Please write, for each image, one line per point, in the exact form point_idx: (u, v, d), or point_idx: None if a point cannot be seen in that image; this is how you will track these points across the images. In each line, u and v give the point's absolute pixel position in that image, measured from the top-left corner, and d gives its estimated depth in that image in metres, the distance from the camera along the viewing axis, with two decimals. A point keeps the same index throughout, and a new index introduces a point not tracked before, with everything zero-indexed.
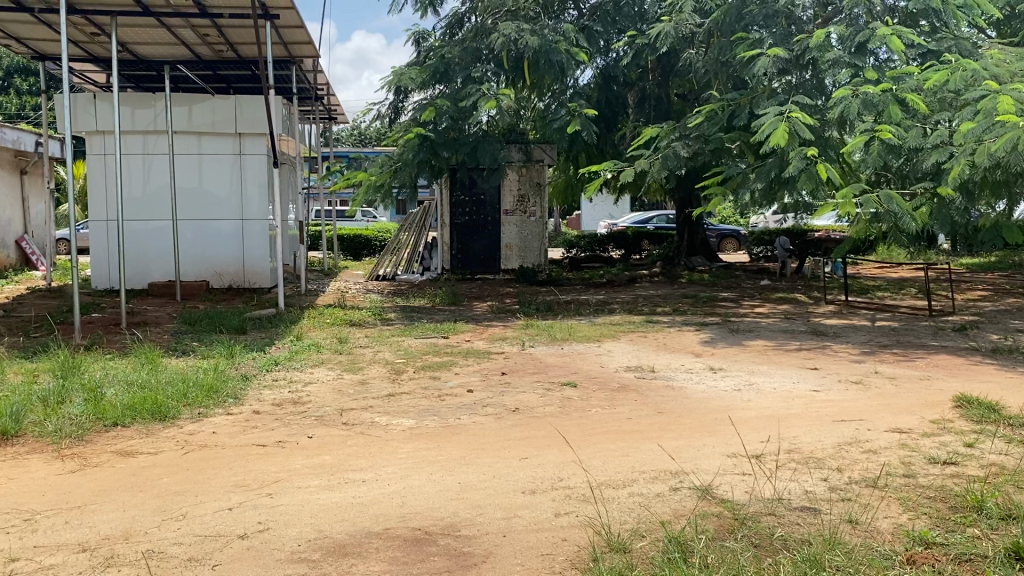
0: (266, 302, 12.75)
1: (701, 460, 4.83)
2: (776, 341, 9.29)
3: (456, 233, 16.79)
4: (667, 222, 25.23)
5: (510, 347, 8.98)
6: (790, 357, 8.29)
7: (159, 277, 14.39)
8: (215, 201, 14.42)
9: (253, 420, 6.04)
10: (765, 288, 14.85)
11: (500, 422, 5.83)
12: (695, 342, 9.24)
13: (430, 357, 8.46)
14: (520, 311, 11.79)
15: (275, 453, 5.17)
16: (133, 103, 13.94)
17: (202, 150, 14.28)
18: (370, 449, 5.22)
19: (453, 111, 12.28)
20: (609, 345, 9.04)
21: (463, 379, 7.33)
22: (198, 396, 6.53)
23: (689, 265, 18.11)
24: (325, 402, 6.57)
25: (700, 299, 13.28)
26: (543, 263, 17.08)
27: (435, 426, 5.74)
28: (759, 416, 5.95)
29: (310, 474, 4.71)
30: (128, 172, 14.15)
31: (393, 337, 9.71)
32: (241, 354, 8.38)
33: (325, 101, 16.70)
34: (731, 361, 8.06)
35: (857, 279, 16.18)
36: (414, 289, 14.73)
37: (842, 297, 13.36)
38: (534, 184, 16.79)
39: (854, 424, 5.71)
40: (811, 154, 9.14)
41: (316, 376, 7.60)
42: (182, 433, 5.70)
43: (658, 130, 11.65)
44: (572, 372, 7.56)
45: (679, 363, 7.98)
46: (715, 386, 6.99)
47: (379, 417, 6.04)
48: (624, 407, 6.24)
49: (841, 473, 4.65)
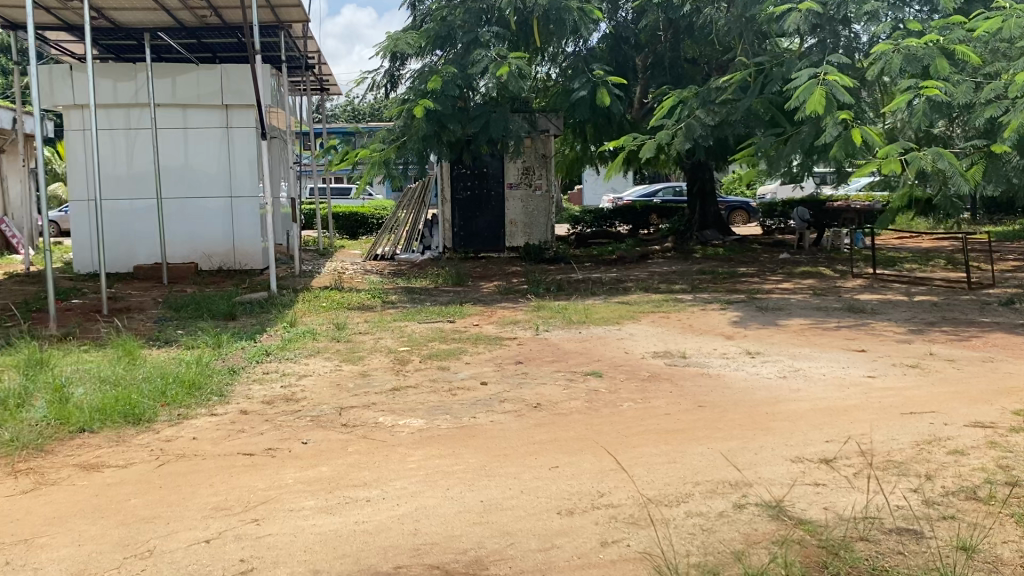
0: (257, 285, 11.98)
1: (764, 468, 4.12)
2: (811, 320, 8.57)
3: (457, 209, 16.05)
4: (673, 195, 24.43)
5: (523, 331, 8.23)
6: (831, 338, 7.56)
7: (144, 261, 13.63)
8: (203, 179, 13.62)
9: (241, 422, 5.31)
10: (784, 262, 14.10)
11: (521, 422, 5.09)
12: (724, 323, 8.49)
13: (437, 345, 7.71)
14: (530, 291, 11.04)
15: (263, 465, 4.44)
16: (112, 75, 13.11)
17: (189, 125, 13.48)
18: (373, 458, 4.47)
19: (458, 78, 11.55)
20: (630, 328, 8.29)
21: (476, 370, 6.58)
22: (178, 395, 5.79)
23: (701, 239, 17.37)
24: (322, 399, 5.82)
25: (720, 276, 12.51)
26: (550, 240, 16.21)
27: (449, 428, 4.99)
28: (816, 410, 5.23)
29: (304, 491, 3.99)
30: (109, 149, 13.36)
31: (395, 322, 8.96)
32: (230, 343, 7.65)
33: (317, 71, 15.80)
34: (768, 344, 7.32)
35: (879, 250, 15.41)
36: (414, 269, 13.95)
37: (870, 270, 12.60)
38: (539, 156, 16.04)
39: (927, 418, 4.99)
40: (846, 118, 8.39)
41: (312, 367, 6.87)
42: (157, 440, 4.96)
43: (680, 99, 10.90)
44: (595, 359, 6.83)
45: (711, 347, 7.22)
46: (757, 373, 6.27)
47: (384, 416, 5.30)
48: (661, 401, 5.51)
49: (933, 481, 3.94)
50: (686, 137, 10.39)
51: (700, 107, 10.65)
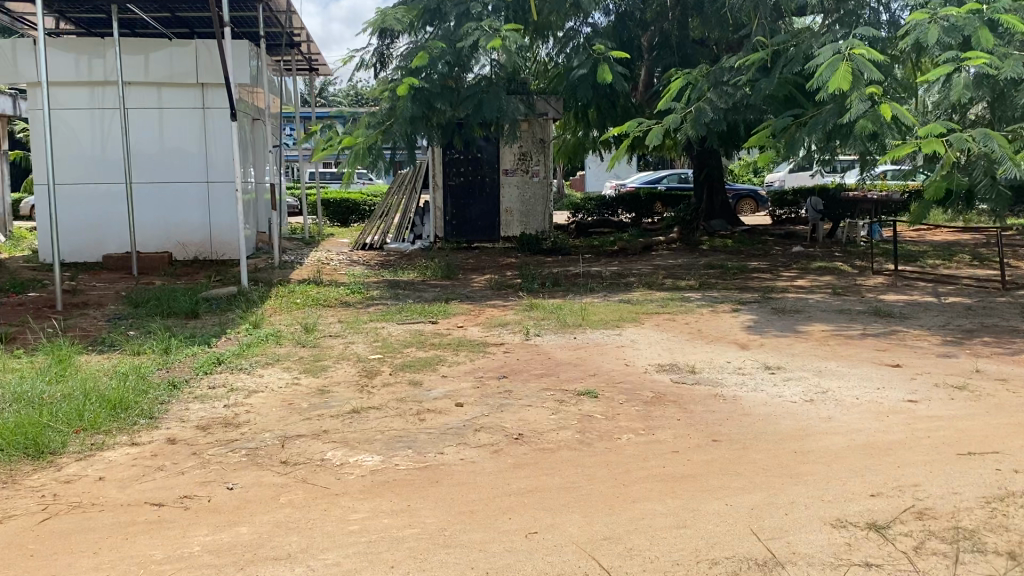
0: (231, 278, 11.11)
1: (798, 540, 3.25)
2: (835, 325, 7.66)
3: (449, 196, 15.14)
4: (680, 181, 23.44)
5: (511, 336, 7.32)
6: (860, 349, 6.65)
7: (114, 250, 12.75)
8: (178, 162, 12.72)
9: (163, 456, 4.42)
10: (799, 256, 13.19)
11: (498, 462, 4.19)
12: (737, 328, 7.59)
13: (412, 352, 6.82)
14: (523, 287, 10.14)
15: (172, 522, 3.57)
16: (79, 49, 12.22)
17: (162, 104, 12.57)
18: (309, 514, 3.60)
19: (449, 54, 10.47)
20: (632, 333, 7.38)
21: (452, 387, 5.66)
22: (97, 418, 4.90)
23: (709, 230, 16.46)
24: (266, 425, 4.93)
25: (730, 271, 11.61)
26: (547, 230, 15.48)
27: (410, 469, 4.11)
28: (854, 449, 4.33)
29: (211, 567, 3.12)
30: (76, 129, 12.46)
31: (370, 323, 8.06)
32: (178, 349, 6.77)
33: (302, 48, 14.78)
34: (789, 357, 6.41)
35: (900, 244, 14.45)
36: (403, 261, 13.05)
37: (892, 267, 11.65)
38: (537, 140, 15.16)
39: (991, 461, 4.10)
40: (875, 94, 7.52)
41: (265, 381, 5.97)
42: (53, 482, 4.07)
43: (691, 81, 10.04)
44: (591, 374, 5.93)
45: (724, 360, 6.31)
46: (779, 395, 5.36)
47: (334, 451, 4.41)
48: (667, 434, 4.61)
49: (1019, 563, 3.05)
50: (695, 122, 9.51)
51: (711, 88, 9.79)
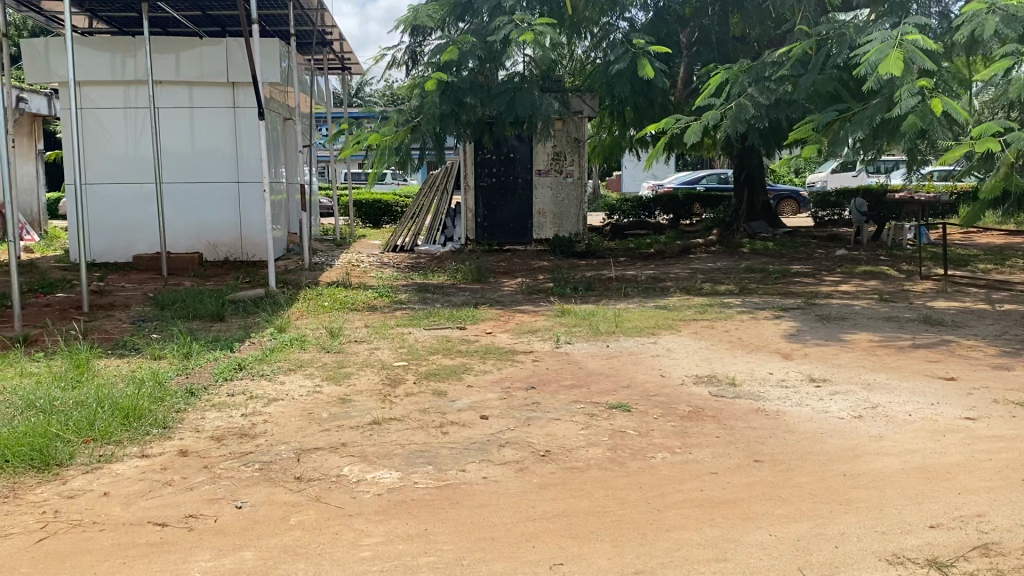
0: (259, 280, 10.98)
1: None
2: (882, 334, 7.29)
3: (481, 198, 14.89)
4: (718, 182, 22.99)
5: (542, 344, 7.05)
6: (911, 361, 6.29)
7: (145, 251, 12.69)
8: (208, 162, 12.62)
9: (172, 470, 4.22)
10: (842, 259, 12.76)
11: (522, 481, 3.92)
12: (779, 336, 7.25)
13: (439, 359, 6.58)
14: (555, 292, 9.87)
15: (174, 544, 3.35)
16: (111, 47, 12.17)
17: (193, 103, 12.48)
18: (318, 537, 3.37)
19: (480, 49, 10.24)
20: (668, 341, 7.08)
21: (479, 398, 5.41)
22: (108, 428, 4.72)
23: (748, 232, 16.07)
24: (283, 436, 4.71)
25: (770, 275, 11.22)
26: (581, 232, 15.16)
27: (429, 489, 3.85)
28: (909, 473, 4.00)
29: None
30: (107, 128, 12.42)
31: (397, 328, 7.84)
32: (199, 354, 6.60)
33: (335, 48, 14.64)
34: (835, 368, 6.07)
35: (947, 247, 13.93)
36: (433, 263, 12.84)
37: (940, 272, 11.18)
38: (572, 140, 14.86)
39: None
40: (926, 86, 7.13)
41: (286, 389, 5.77)
42: (56, 497, 3.89)
43: (731, 77, 9.68)
44: (623, 385, 5.65)
45: (766, 371, 5.99)
46: (824, 411, 5.04)
47: (351, 467, 4.17)
48: (705, 454, 4.31)
49: None
50: (735, 119, 9.13)
51: (751, 84, 9.43)
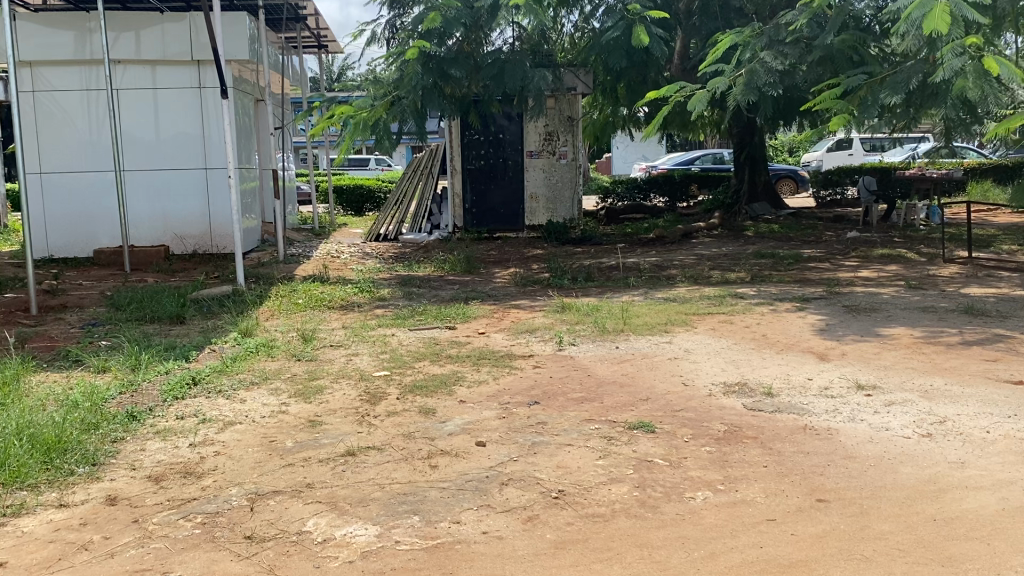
0: (228, 275, 10.09)
1: None
2: (923, 327, 6.50)
3: (468, 181, 14.01)
4: (714, 161, 22.14)
5: (542, 346, 6.21)
6: (966, 360, 5.50)
7: (107, 244, 11.77)
8: (174, 147, 11.69)
9: (91, 529, 3.35)
10: (854, 242, 11.98)
11: (532, 539, 3.09)
12: (807, 332, 6.45)
13: (426, 367, 5.73)
14: (552, 283, 9.04)
15: None
16: (64, 24, 11.18)
17: (157, 83, 11.54)
18: None
19: (467, 13, 9.25)
20: (684, 340, 6.25)
21: (473, 417, 4.57)
22: (20, 468, 3.83)
23: (751, 213, 15.24)
24: (237, 475, 3.86)
25: (782, 261, 10.40)
26: (575, 217, 14.36)
27: (413, 553, 3.02)
28: (1013, 516, 3.20)
29: None
30: (63, 112, 11.45)
31: (377, 329, 6.99)
32: (148, 367, 5.72)
33: (310, 23, 13.66)
34: (882, 372, 5.26)
35: (962, 228, 13.16)
36: (419, 253, 11.97)
37: (965, 255, 10.38)
38: (565, 118, 14.02)
39: None
40: (973, 41, 6.35)
41: (246, 409, 4.91)
42: None
43: (742, 43, 8.81)
44: (642, 398, 4.82)
45: (804, 378, 5.16)
46: (885, 429, 4.23)
47: (317, 519, 3.34)
48: (755, 492, 3.49)
49: None
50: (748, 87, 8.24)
51: (765, 47, 8.56)
